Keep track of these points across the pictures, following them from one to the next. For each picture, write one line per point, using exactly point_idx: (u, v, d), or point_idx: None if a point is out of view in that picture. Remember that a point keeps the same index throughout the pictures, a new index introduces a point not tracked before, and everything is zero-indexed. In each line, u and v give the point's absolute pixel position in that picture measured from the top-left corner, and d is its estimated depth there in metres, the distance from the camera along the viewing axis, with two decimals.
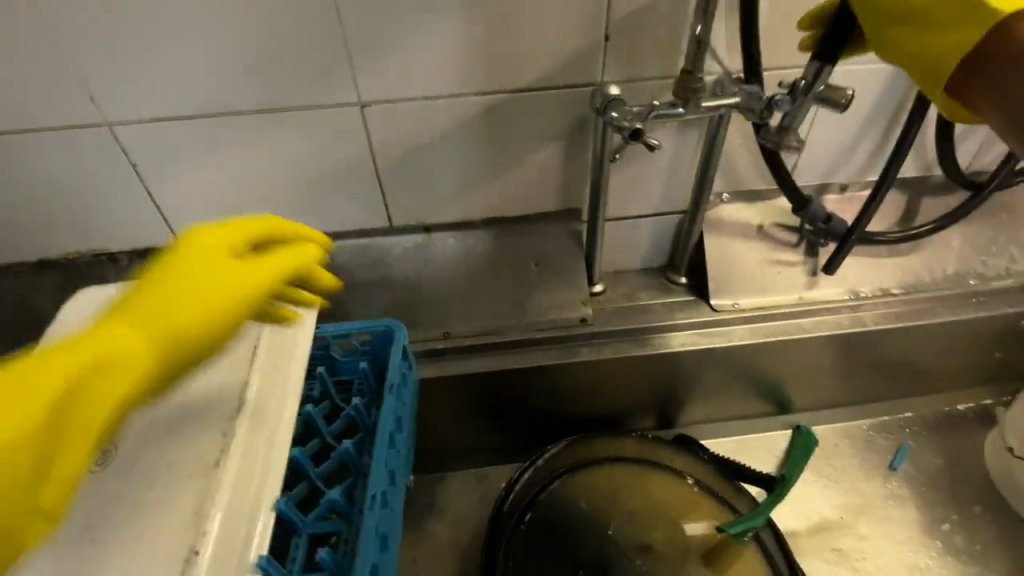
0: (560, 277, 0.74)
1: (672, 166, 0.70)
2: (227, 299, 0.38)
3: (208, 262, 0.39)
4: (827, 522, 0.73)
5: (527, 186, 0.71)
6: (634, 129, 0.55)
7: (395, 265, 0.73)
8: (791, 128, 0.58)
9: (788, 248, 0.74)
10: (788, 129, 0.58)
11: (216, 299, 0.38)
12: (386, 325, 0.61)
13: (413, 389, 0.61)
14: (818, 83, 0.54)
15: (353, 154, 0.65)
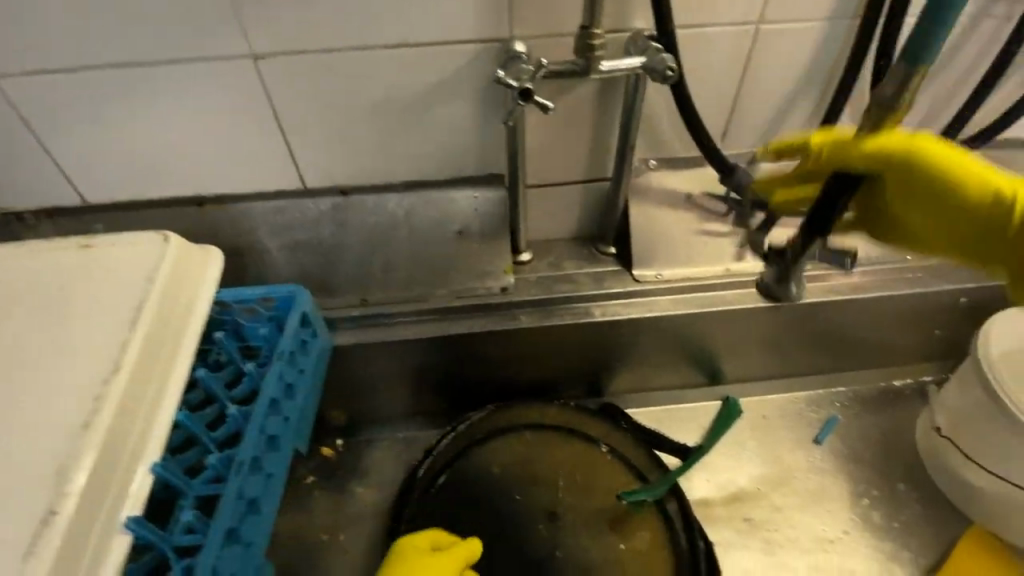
0: (481, 244, 0.72)
1: (596, 130, 0.67)
2: None
3: (422, 560, 0.57)
4: (743, 493, 0.74)
5: (444, 150, 0.68)
6: (523, 88, 0.52)
7: (311, 229, 0.71)
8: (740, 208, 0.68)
9: (716, 218, 0.72)
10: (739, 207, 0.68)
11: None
12: (290, 289, 0.60)
13: (317, 355, 0.60)
14: None
15: (255, 113, 0.63)
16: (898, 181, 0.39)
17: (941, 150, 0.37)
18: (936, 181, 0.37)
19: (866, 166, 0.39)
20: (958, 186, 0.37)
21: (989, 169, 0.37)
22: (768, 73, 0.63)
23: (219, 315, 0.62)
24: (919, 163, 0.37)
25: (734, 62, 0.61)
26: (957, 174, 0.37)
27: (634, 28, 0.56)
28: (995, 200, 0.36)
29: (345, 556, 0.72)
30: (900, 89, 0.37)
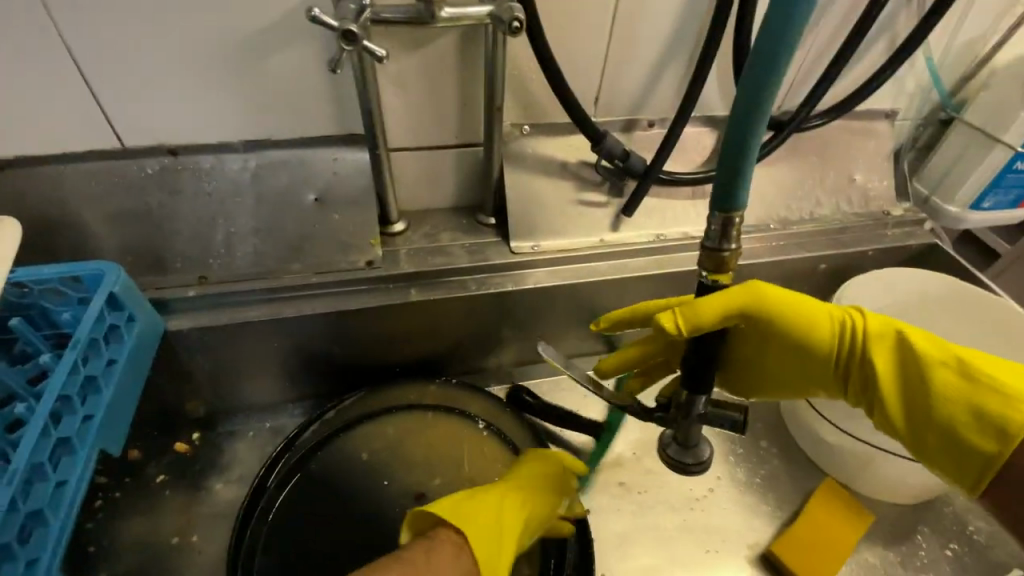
0: (342, 213, 0.66)
1: (462, 89, 0.62)
2: (522, 485, 0.58)
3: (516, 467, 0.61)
4: (621, 460, 0.75)
5: (290, 106, 0.60)
6: (348, 30, 0.45)
7: (137, 196, 0.61)
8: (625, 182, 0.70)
9: (593, 187, 0.70)
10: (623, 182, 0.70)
11: (522, 477, 0.59)
12: (100, 267, 0.52)
13: (136, 342, 0.52)
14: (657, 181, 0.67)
15: (42, 55, 0.52)
16: (770, 321, 0.48)
17: (790, 298, 0.49)
18: (795, 327, 0.49)
19: (733, 312, 0.45)
20: (811, 324, 0.49)
21: (830, 310, 0.50)
22: (637, 33, 0.60)
23: (17, 300, 0.52)
24: (776, 313, 0.48)
25: (600, 18, 0.58)
26: (804, 317, 0.49)
27: None
28: (832, 337, 0.49)
29: (195, 556, 0.65)
30: (723, 232, 0.39)
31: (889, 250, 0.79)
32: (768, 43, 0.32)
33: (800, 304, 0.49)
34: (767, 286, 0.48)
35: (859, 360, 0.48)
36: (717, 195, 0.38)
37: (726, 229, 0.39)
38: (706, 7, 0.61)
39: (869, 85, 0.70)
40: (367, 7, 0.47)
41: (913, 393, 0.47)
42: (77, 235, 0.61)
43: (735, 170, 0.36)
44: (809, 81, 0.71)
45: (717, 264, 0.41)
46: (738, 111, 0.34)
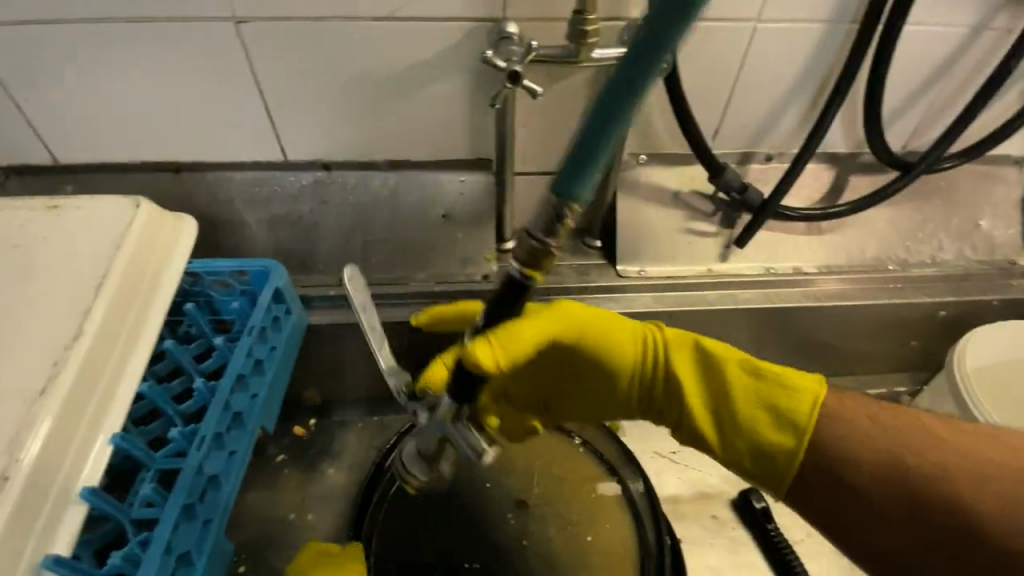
0: (465, 229, 0.71)
1: (588, 119, 0.66)
2: None
3: None
4: (713, 492, 0.74)
5: (431, 130, 0.66)
6: (511, 72, 0.51)
7: (292, 203, 0.69)
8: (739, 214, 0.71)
9: (703, 217, 0.72)
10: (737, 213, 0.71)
11: None
12: (267, 264, 0.59)
13: (290, 333, 0.59)
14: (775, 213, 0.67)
15: (235, 81, 0.60)
16: (577, 338, 0.51)
17: (595, 314, 0.53)
18: (600, 344, 0.52)
19: (545, 335, 0.48)
20: (612, 336, 0.53)
21: (636, 327, 0.54)
22: (767, 72, 0.62)
23: (191, 287, 0.60)
24: (583, 329, 0.52)
25: (729, 60, 0.60)
26: (602, 332, 0.53)
27: (631, 16, 0.56)
28: (636, 354, 0.53)
29: (309, 533, 0.71)
30: (552, 223, 0.35)
31: (1018, 302, 0.74)
32: (636, 62, 0.32)
33: (594, 321, 0.53)
34: (571, 304, 0.52)
35: (662, 370, 0.52)
36: (553, 186, 0.35)
37: (552, 224, 0.36)
38: (841, 50, 0.61)
39: (1012, 129, 0.67)
40: (532, 49, 0.52)
41: (712, 403, 0.50)
42: (238, 235, 0.69)
43: (586, 169, 0.34)
44: (940, 123, 0.69)
45: (534, 260, 0.37)
46: (597, 115, 0.34)
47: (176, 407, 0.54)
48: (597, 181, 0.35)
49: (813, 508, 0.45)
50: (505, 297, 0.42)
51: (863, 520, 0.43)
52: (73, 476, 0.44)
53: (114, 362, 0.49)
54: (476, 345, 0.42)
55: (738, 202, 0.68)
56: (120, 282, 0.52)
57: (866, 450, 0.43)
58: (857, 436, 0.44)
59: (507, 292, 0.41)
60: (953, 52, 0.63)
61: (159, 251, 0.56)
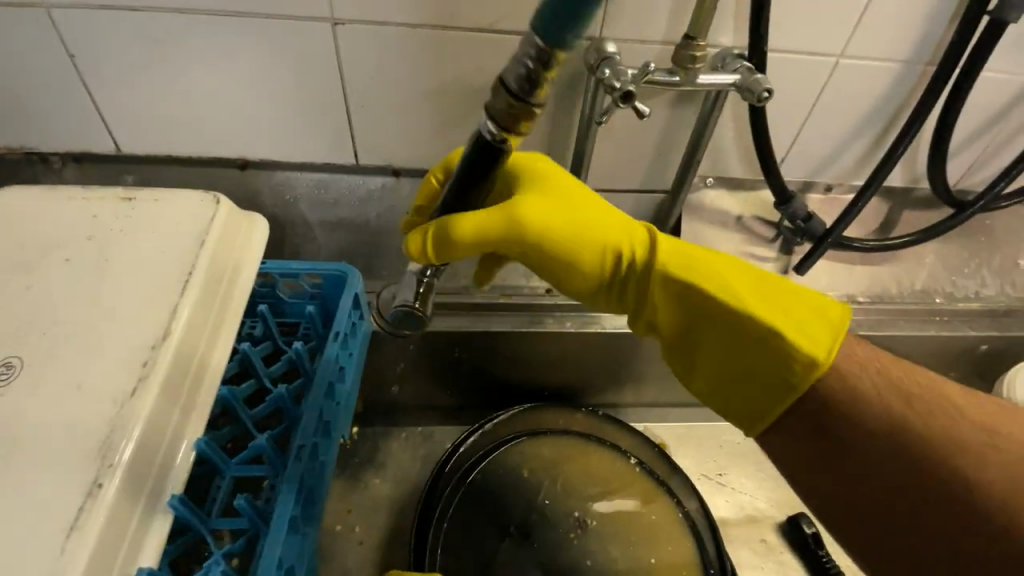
0: None
1: (663, 140, 0.67)
2: None
3: None
4: (760, 515, 0.75)
5: None
6: (626, 91, 0.49)
7: (360, 207, 0.68)
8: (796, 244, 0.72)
9: (763, 242, 0.73)
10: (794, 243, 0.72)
11: None
12: (343, 268, 0.58)
13: (364, 340, 0.57)
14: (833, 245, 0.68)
15: (321, 82, 0.59)
16: (531, 240, 0.47)
17: (564, 205, 0.49)
18: (565, 251, 0.48)
19: (493, 232, 0.47)
20: (583, 241, 0.48)
21: (612, 223, 0.49)
22: (841, 106, 0.64)
23: (261, 288, 0.59)
24: (549, 227, 0.47)
25: (808, 91, 0.62)
26: (570, 236, 0.48)
27: (721, 44, 0.57)
28: (612, 262, 0.48)
29: (357, 546, 0.69)
30: (529, 81, 0.33)
31: None
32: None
33: (561, 222, 0.48)
34: (529, 204, 0.48)
35: (633, 278, 0.48)
36: (535, 26, 0.32)
37: (535, 75, 0.33)
38: (913, 90, 0.63)
39: None
40: (649, 72, 0.52)
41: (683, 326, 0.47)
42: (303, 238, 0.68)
43: (564, 19, 0.30)
44: (994, 165, 0.72)
45: (511, 119, 0.36)
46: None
47: (249, 412, 0.52)
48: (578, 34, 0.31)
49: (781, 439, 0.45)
50: (478, 160, 0.39)
51: (824, 446, 0.42)
52: (159, 483, 0.42)
53: (196, 363, 0.47)
54: (410, 238, 0.48)
55: (800, 231, 0.69)
56: (203, 280, 0.50)
57: (846, 387, 0.41)
58: (853, 388, 0.41)
59: (480, 160, 0.39)
60: (1015, 98, 0.65)
61: (236, 250, 0.54)
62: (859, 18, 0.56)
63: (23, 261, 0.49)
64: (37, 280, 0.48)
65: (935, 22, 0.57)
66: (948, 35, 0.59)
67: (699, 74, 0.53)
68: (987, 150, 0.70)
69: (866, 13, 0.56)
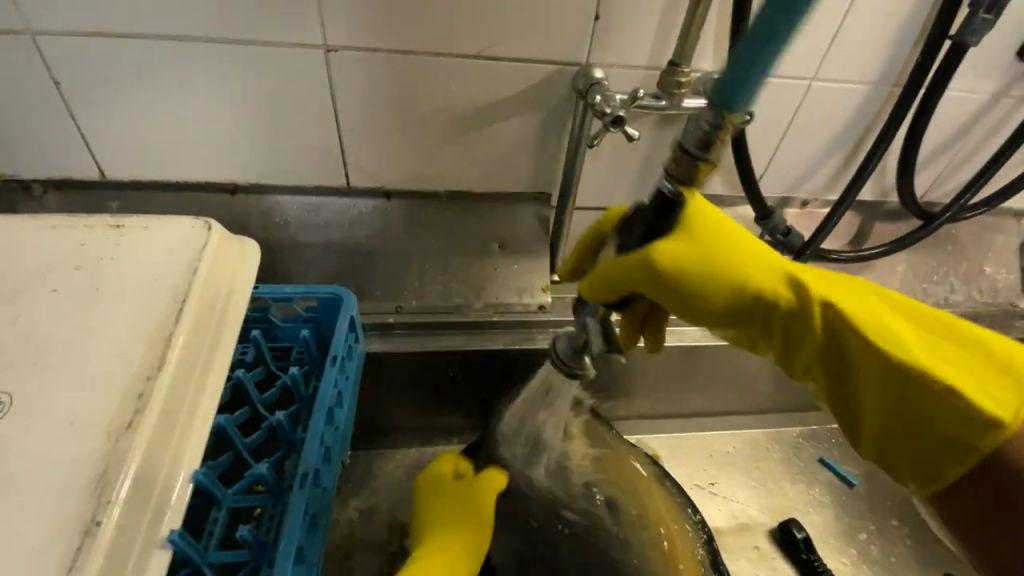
0: (523, 260, 0.72)
1: (648, 160, 0.69)
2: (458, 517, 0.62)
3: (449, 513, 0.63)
4: (752, 522, 0.77)
5: (498, 163, 0.67)
6: (617, 116, 0.52)
7: (350, 229, 0.68)
8: None
9: None
10: None
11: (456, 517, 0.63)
12: (337, 291, 0.58)
13: (360, 362, 0.57)
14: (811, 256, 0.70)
15: (312, 106, 0.60)
16: (694, 271, 0.42)
17: (721, 240, 0.43)
18: (727, 285, 0.43)
19: (662, 265, 0.41)
20: (744, 276, 0.43)
21: (768, 261, 0.44)
22: (815, 126, 0.67)
23: (253, 312, 0.58)
24: (700, 269, 0.42)
25: (784, 112, 0.65)
26: (730, 270, 0.43)
27: (702, 68, 0.60)
28: (778, 301, 0.43)
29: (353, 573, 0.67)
30: (706, 141, 0.32)
31: None
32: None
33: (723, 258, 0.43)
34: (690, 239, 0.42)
35: (786, 323, 0.43)
36: (712, 92, 0.30)
37: (710, 137, 0.32)
38: (880, 110, 0.67)
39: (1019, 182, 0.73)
40: (638, 98, 0.54)
41: (841, 373, 0.43)
42: (293, 261, 0.68)
43: (743, 82, 0.28)
44: (957, 179, 0.76)
45: (690, 176, 0.35)
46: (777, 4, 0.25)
47: (244, 439, 0.52)
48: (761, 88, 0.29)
49: (959, 495, 0.39)
50: (660, 209, 0.40)
51: (1007, 506, 0.36)
52: (155, 517, 0.41)
53: (192, 392, 0.47)
54: (585, 283, 0.47)
55: (779, 244, 0.71)
56: (197, 307, 0.49)
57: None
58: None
59: (660, 209, 0.40)
60: (973, 116, 0.70)
61: (228, 276, 0.54)
62: (828, 44, 0.60)
63: (8, 292, 0.48)
64: (23, 311, 0.47)
65: (898, 47, 0.61)
66: (910, 59, 0.62)
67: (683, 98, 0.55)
68: (949, 165, 0.74)
69: (835, 39, 0.60)
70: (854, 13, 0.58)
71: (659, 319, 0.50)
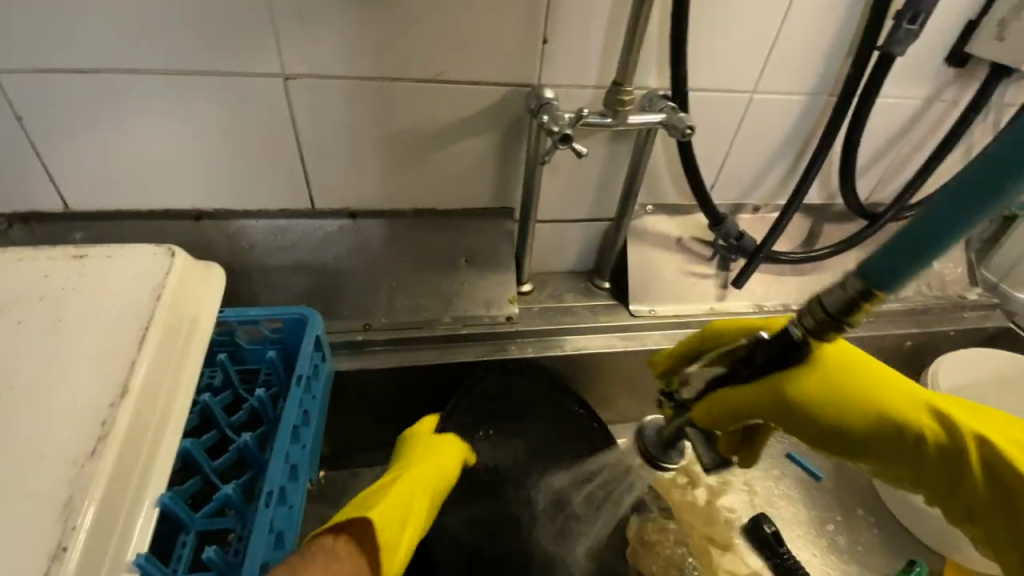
0: (489, 273, 0.74)
1: (605, 172, 0.72)
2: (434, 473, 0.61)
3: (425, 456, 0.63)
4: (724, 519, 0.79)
5: (460, 181, 0.69)
6: (565, 134, 0.54)
7: (317, 250, 0.70)
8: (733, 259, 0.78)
9: (703, 261, 0.79)
10: (731, 259, 0.77)
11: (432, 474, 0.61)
12: (302, 311, 0.59)
13: (327, 380, 0.58)
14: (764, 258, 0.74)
15: (273, 132, 0.61)
16: (828, 407, 0.41)
17: (860, 376, 0.41)
18: (867, 420, 0.40)
19: (789, 401, 0.41)
20: (884, 407, 0.40)
21: (915, 394, 0.41)
22: (761, 134, 0.70)
23: (219, 336, 0.59)
24: (837, 404, 0.41)
25: (730, 122, 0.69)
26: (870, 402, 0.41)
27: (649, 85, 0.63)
28: (928, 435, 0.39)
29: None
30: (847, 307, 0.34)
31: (968, 330, 0.86)
32: (1004, 164, 0.25)
33: (862, 390, 0.41)
34: (820, 371, 0.41)
35: (937, 459, 0.40)
36: (861, 269, 0.32)
37: (854, 304, 0.33)
38: (819, 119, 0.70)
39: (956, 182, 0.77)
40: (583, 116, 0.56)
41: (1012, 518, 0.39)
42: (262, 284, 0.69)
43: (898, 265, 0.30)
44: (898, 180, 0.80)
45: (823, 329, 0.36)
46: (937, 212, 0.28)
47: (211, 463, 0.52)
48: (916, 272, 0.30)
49: None
50: (784, 348, 0.40)
51: None
52: (121, 543, 0.42)
53: (157, 417, 0.47)
54: (697, 409, 0.47)
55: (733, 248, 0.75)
56: (160, 333, 0.50)
57: None
58: None
59: (785, 348, 0.40)
60: (908, 121, 0.73)
61: (193, 300, 0.55)
62: (765, 58, 0.63)
63: None
64: None
65: (831, 59, 0.65)
66: (842, 71, 0.66)
67: (629, 114, 0.58)
68: (889, 168, 0.78)
69: (771, 54, 0.63)
70: (787, 30, 0.61)
71: (754, 441, 0.49)
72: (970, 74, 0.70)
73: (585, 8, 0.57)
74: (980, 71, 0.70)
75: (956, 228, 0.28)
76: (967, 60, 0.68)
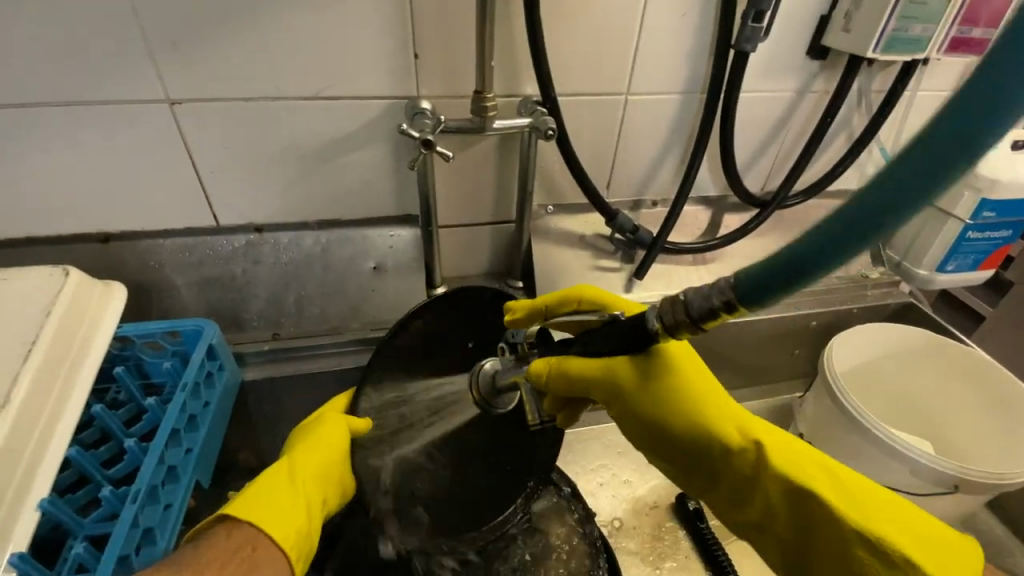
0: (396, 278, 0.77)
1: (499, 176, 0.75)
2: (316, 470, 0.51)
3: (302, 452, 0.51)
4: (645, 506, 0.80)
5: (358, 191, 0.73)
6: (425, 140, 0.61)
7: (224, 265, 0.72)
8: (635, 250, 0.82)
9: (607, 255, 0.82)
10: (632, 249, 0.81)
11: (309, 471, 0.51)
12: (197, 324, 0.62)
13: (224, 389, 0.62)
14: (659, 248, 0.77)
15: (167, 154, 0.65)
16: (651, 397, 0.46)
17: (689, 379, 0.46)
18: (688, 416, 0.46)
19: (620, 382, 0.47)
20: (706, 412, 0.45)
21: (738, 412, 0.45)
22: (642, 132, 0.74)
23: (120, 351, 0.62)
24: (663, 402, 0.46)
25: (610, 123, 0.73)
26: (694, 401, 0.46)
27: (524, 92, 0.67)
28: (737, 445, 0.44)
29: None
30: (706, 314, 0.32)
31: (869, 307, 0.90)
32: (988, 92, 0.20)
33: (687, 391, 0.46)
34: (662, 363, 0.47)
35: (737, 468, 0.44)
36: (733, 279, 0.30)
37: (710, 314, 0.32)
38: (696, 115, 0.75)
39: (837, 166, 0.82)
40: (444, 121, 0.63)
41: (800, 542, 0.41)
42: (171, 299, 0.72)
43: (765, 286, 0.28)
44: (787, 167, 0.84)
45: (674, 324, 0.35)
46: (890, 180, 0.22)
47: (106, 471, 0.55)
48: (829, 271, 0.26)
49: None
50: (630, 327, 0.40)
51: None
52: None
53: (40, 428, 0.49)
54: (536, 364, 0.49)
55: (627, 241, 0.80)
56: (47, 348, 0.52)
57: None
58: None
59: (633, 335, 0.40)
60: (784, 112, 0.78)
61: (89, 316, 0.57)
62: (630, 61, 0.68)
63: None
64: None
65: (695, 59, 0.69)
66: (707, 69, 0.70)
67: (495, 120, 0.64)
68: (775, 157, 0.82)
69: (635, 57, 0.67)
70: (645, 34, 0.66)
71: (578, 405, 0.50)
72: (833, 66, 0.74)
73: (449, 23, 0.62)
74: (842, 62, 0.74)
75: (915, 197, 0.22)
76: (826, 52, 0.72)
